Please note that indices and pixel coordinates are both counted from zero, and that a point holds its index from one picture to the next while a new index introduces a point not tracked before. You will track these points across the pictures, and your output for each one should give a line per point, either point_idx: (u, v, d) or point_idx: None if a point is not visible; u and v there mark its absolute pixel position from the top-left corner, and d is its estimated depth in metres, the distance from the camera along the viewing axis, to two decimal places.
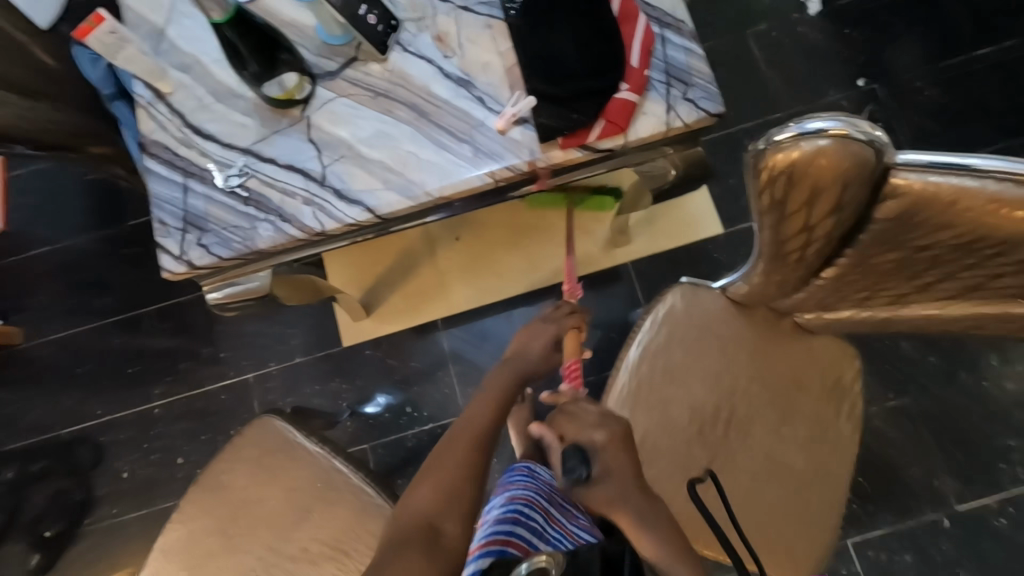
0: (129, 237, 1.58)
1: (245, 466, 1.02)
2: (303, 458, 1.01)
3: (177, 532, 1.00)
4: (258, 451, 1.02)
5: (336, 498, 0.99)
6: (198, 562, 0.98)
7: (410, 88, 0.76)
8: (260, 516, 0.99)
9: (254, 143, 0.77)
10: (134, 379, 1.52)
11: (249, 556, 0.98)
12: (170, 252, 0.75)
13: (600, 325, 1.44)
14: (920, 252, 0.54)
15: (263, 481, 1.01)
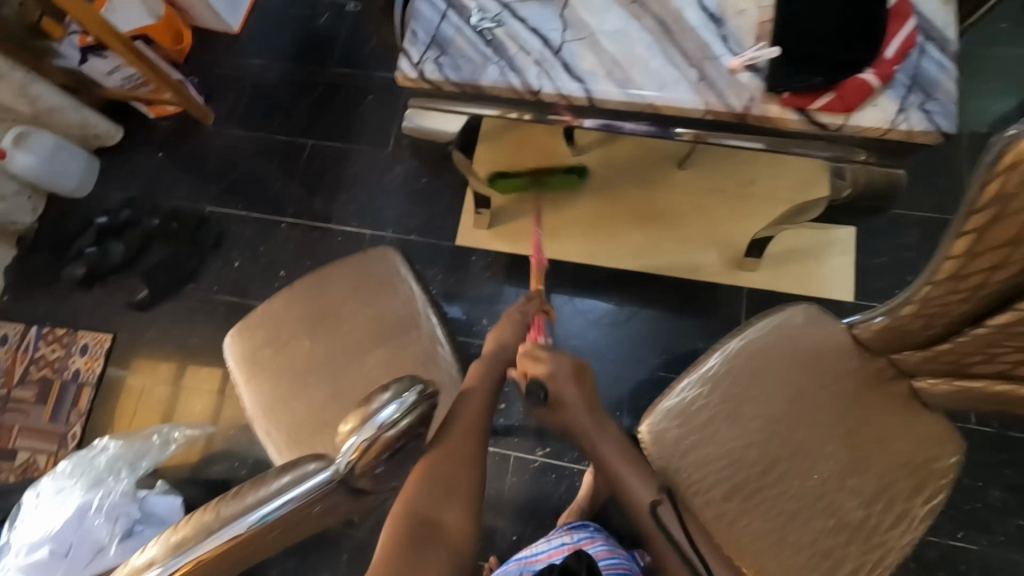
0: (326, 78, 1.77)
1: (354, 278, 1.09)
2: (402, 294, 1.08)
3: (275, 305, 1.09)
4: (368, 272, 1.10)
5: (412, 340, 1.06)
6: (282, 338, 1.07)
7: (665, 6, 0.83)
8: (348, 325, 1.07)
9: (514, 2, 0.86)
10: (276, 192, 1.70)
11: (324, 353, 1.06)
12: (409, 58, 0.86)
13: (677, 354, 1.43)
14: None
15: (359, 299, 1.08)
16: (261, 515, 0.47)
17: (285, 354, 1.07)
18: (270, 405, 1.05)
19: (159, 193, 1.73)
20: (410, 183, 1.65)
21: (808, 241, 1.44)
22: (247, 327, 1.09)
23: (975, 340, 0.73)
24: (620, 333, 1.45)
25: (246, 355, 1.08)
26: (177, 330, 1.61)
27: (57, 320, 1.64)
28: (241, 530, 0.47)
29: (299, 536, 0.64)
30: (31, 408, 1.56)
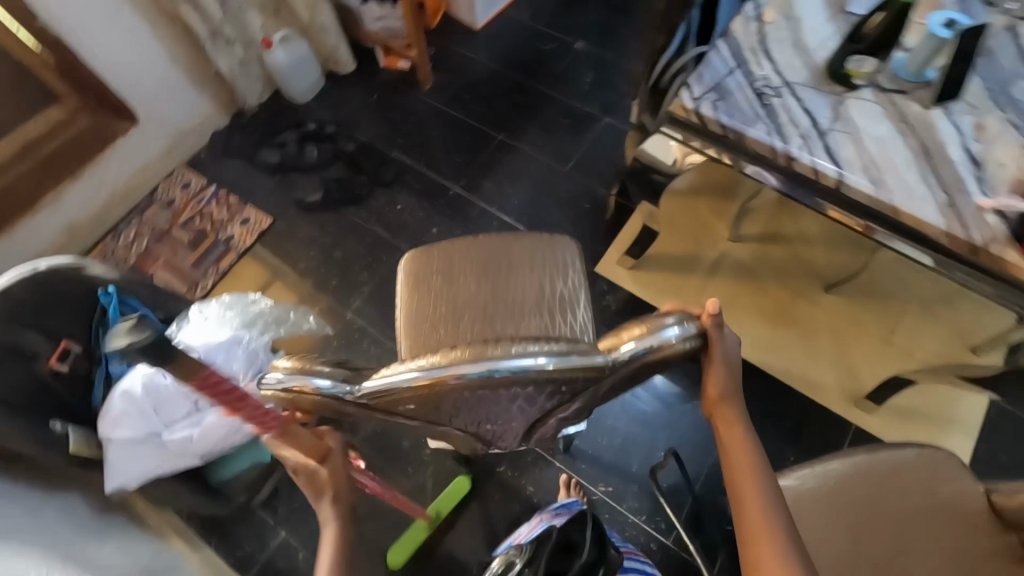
0: (535, 92, 1.98)
1: (535, 250, 1.19)
2: (566, 281, 1.16)
3: (457, 243, 1.21)
4: (547, 250, 1.19)
5: (563, 324, 1.11)
6: (454, 274, 1.18)
7: (930, 135, 0.92)
8: (515, 287, 1.16)
9: (796, 83, 0.98)
10: (456, 164, 1.87)
11: (487, 301, 1.15)
12: (690, 93, 0.99)
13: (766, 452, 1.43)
14: None
15: (530, 271, 1.18)
16: (515, 363, 0.51)
17: (451, 287, 1.17)
18: (419, 324, 1.14)
19: (361, 125, 1.94)
20: (573, 204, 1.78)
21: (933, 406, 1.45)
22: (424, 252, 1.21)
23: None
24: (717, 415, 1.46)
25: (417, 277, 1.18)
26: (326, 238, 1.76)
27: (232, 188, 1.83)
28: (509, 365, 0.51)
29: (486, 420, 0.68)
30: (181, 249, 1.73)
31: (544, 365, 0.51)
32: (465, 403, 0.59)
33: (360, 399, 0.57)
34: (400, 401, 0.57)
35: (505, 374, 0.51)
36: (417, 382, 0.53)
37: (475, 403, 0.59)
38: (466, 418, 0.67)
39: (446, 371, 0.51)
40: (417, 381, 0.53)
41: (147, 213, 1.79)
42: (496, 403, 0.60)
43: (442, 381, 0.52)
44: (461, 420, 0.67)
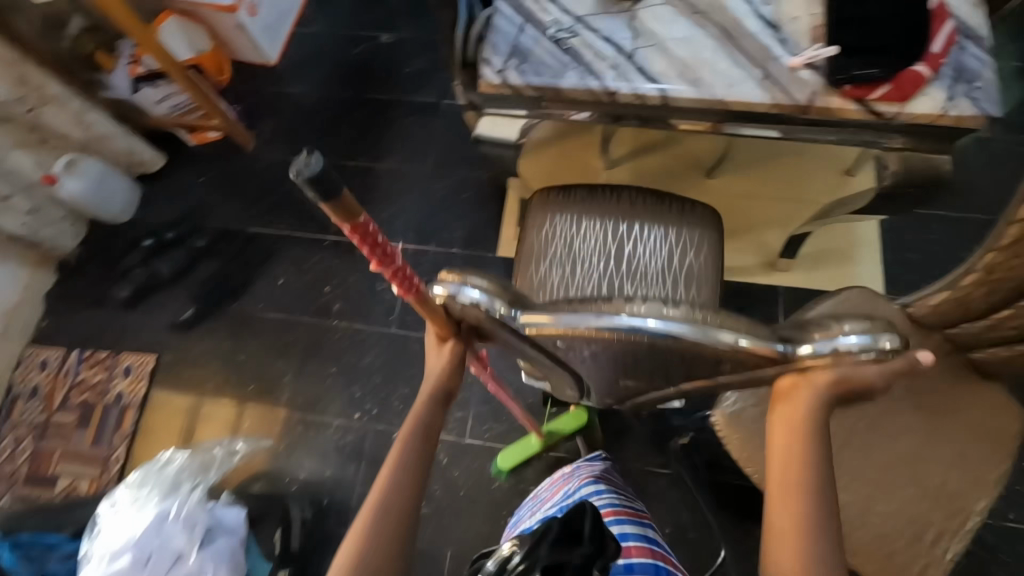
0: (364, 104, 1.85)
1: (653, 215, 1.14)
2: (679, 257, 1.11)
3: (579, 191, 1.17)
4: (667, 221, 1.13)
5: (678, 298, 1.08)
6: (580, 229, 1.14)
7: (725, 16, 0.91)
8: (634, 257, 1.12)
9: (586, 15, 0.94)
10: (319, 211, 1.74)
11: (611, 267, 1.12)
12: (492, 66, 0.93)
13: None
14: None
15: (650, 237, 1.13)
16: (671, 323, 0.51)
17: (583, 238, 1.14)
18: (562, 238, 1.14)
19: (201, 215, 1.75)
20: (452, 199, 1.71)
21: (836, 242, 1.56)
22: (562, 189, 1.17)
23: None
24: None
25: (537, 223, 1.16)
26: (222, 347, 1.61)
27: (98, 343, 1.63)
28: (671, 328, 0.51)
29: (616, 374, 0.69)
30: (73, 431, 1.54)
31: (733, 342, 0.52)
32: (613, 356, 0.60)
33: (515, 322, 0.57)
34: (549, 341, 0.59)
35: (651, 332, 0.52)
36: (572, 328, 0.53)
37: (630, 359, 0.60)
38: (600, 370, 0.67)
39: (627, 325, 0.52)
40: (592, 327, 0.53)
41: (13, 412, 1.57)
42: (633, 360, 0.60)
43: (600, 330, 0.53)
44: (593, 372, 0.69)
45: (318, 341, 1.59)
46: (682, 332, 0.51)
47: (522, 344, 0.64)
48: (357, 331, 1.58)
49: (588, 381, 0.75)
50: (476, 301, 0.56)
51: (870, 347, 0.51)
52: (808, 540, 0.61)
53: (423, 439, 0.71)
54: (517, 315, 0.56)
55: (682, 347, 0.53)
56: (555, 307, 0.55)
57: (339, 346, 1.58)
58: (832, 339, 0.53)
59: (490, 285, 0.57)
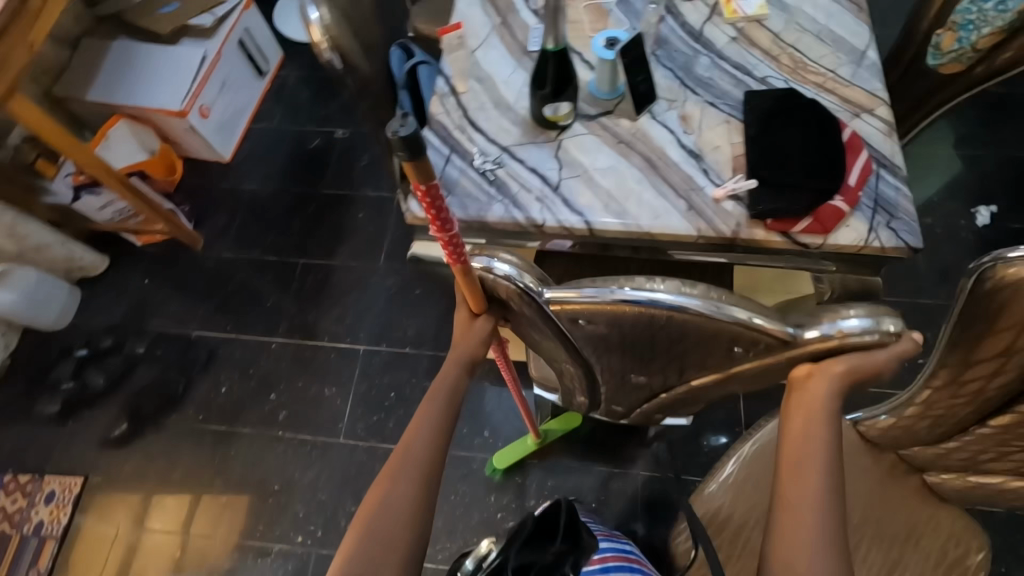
0: (317, 199, 1.83)
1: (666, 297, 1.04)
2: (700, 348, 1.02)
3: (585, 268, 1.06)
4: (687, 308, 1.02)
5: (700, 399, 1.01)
6: None
7: (648, 145, 0.92)
8: None
9: (512, 145, 0.94)
10: (268, 311, 1.68)
11: None
12: (418, 199, 0.92)
13: (684, 448, 1.41)
14: None
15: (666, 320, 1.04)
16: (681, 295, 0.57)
17: None
18: None
19: (142, 318, 1.68)
20: (404, 293, 1.67)
21: None
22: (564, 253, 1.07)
23: (979, 438, 0.77)
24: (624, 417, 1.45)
25: None
26: (156, 464, 1.50)
27: (21, 464, 1.51)
28: (684, 301, 0.58)
29: (630, 370, 0.74)
30: None
31: (746, 319, 0.57)
32: (625, 337, 0.64)
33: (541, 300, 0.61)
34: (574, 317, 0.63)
35: (665, 303, 0.57)
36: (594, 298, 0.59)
37: (637, 341, 0.65)
38: (622, 356, 0.70)
39: (646, 296, 0.58)
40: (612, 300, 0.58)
41: None
42: (657, 338, 0.63)
43: (620, 304, 0.59)
44: (599, 362, 0.74)
45: (261, 454, 1.49)
46: (696, 305, 0.57)
47: (544, 325, 0.68)
48: (303, 442, 1.50)
49: (599, 374, 0.78)
50: (508, 273, 0.61)
51: (872, 329, 0.58)
52: (817, 546, 0.56)
53: (443, 418, 0.69)
54: (544, 291, 0.61)
55: (695, 322, 0.58)
56: (578, 283, 0.60)
57: (282, 460, 1.48)
58: (835, 321, 0.59)
59: (517, 261, 0.63)
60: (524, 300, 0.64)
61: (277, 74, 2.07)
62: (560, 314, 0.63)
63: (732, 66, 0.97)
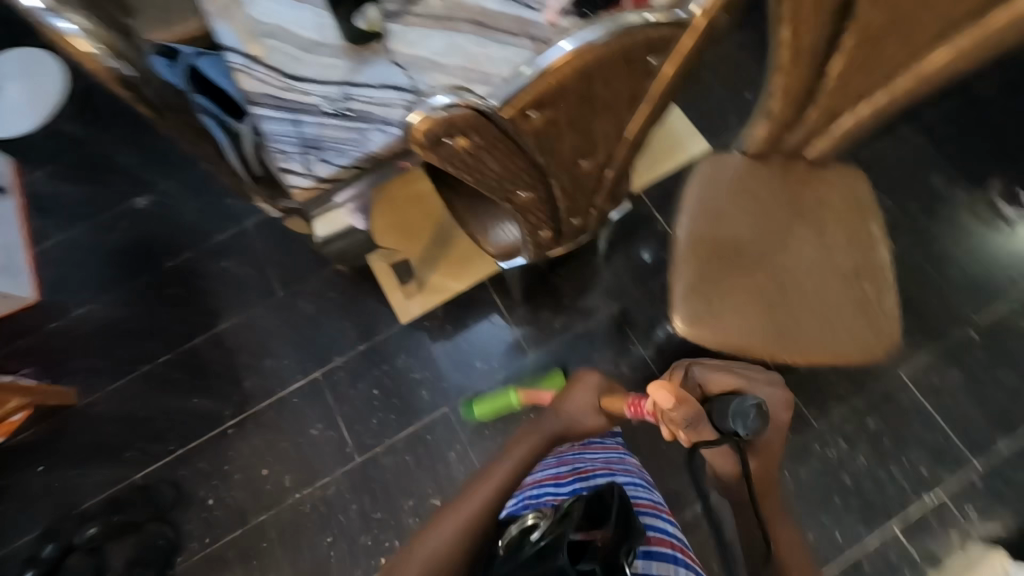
0: (166, 277, 1.61)
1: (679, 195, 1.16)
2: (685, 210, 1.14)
3: None
4: (692, 191, 1.14)
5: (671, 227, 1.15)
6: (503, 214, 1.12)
7: (466, 9, 0.92)
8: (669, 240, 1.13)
9: (348, 76, 0.89)
10: (199, 408, 1.51)
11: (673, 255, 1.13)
12: (297, 172, 0.89)
13: (632, 269, 1.54)
14: None
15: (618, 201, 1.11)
16: (589, 32, 0.59)
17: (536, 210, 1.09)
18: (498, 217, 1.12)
19: (72, 503, 1.44)
20: (321, 305, 1.57)
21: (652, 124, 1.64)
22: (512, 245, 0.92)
23: (829, 93, 0.93)
24: (573, 278, 1.55)
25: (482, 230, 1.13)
26: None
27: None
28: (588, 37, 0.59)
29: (577, 157, 0.79)
30: None
31: (645, 21, 0.60)
32: (567, 110, 0.66)
33: (488, 110, 0.61)
34: (521, 115, 0.63)
35: (577, 48, 0.59)
36: (523, 87, 0.60)
37: (577, 112, 0.68)
38: (569, 140, 0.73)
39: (565, 47, 0.59)
40: (544, 71, 0.59)
41: None
42: (589, 99, 0.67)
43: (548, 75, 0.60)
44: (553, 163, 0.77)
45: (294, 526, 1.41)
46: (603, 34, 0.59)
47: (503, 152, 0.68)
48: (326, 487, 1.43)
49: (557, 179, 0.82)
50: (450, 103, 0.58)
51: None
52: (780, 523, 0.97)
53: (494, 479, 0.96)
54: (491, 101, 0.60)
55: (611, 48, 0.60)
56: (508, 79, 0.61)
57: (319, 516, 1.42)
58: None
59: (450, 90, 0.60)
60: (476, 130, 0.62)
61: (21, 181, 1.70)
62: (510, 120, 0.63)
63: None
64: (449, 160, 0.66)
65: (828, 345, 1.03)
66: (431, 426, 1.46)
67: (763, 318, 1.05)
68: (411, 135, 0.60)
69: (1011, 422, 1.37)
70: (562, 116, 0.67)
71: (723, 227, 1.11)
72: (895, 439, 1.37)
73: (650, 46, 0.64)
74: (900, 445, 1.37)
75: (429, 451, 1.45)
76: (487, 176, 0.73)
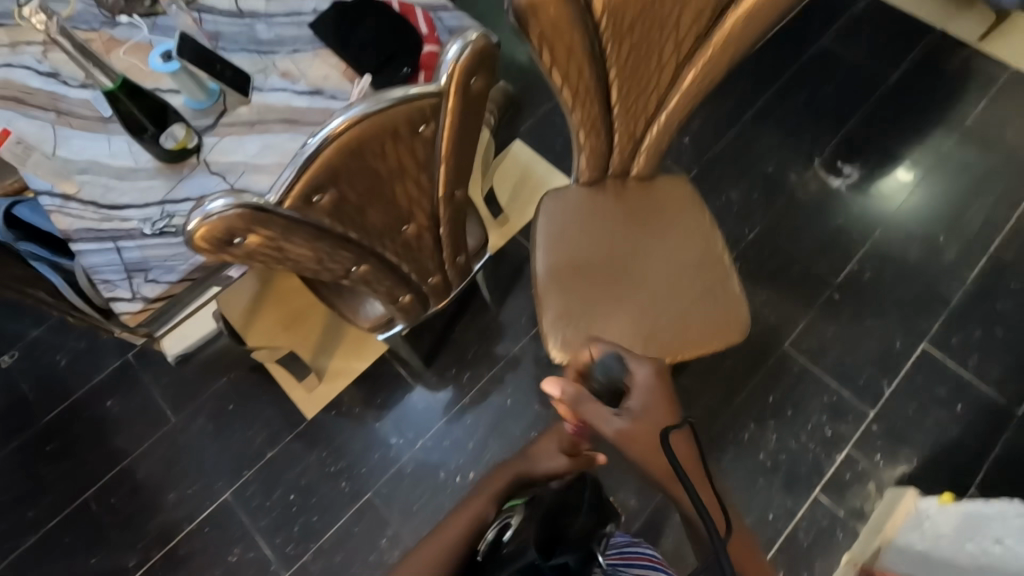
0: (43, 432, 1.49)
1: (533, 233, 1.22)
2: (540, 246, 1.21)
3: None
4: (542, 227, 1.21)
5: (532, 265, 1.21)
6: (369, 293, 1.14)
7: (275, 111, 0.97)
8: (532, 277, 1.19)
9: (167, 194, 0.91)
10: (101, 566, 1.38)
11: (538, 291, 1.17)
12: (123, 297, 0.85)
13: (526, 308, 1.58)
14: (636, 30, 0.91)
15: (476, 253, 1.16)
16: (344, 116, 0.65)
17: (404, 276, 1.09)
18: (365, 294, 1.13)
19: None
20: (220, 420, 1.49)
21: (515, 171, 1.73)
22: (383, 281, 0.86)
23: (621, 119, 1.04)
24: (471, 331, 1.57)
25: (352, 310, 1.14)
26: None
27: None
28: (346, 118, 0.65)
29: (395, 225, 0.83)
30: None
31: (398, 96, 0.66)
32: (355, 186, 0.71)
33: (270, 205, 0.64)
34: (306, 200, 0.67)
35: (336, 132, 0.65)
36: (296, 174, 0.64)
37: (366, 185, 0.72)
38: (376, 212, 0.78)
39: (329, 132, 0.64)
40: (310, 157, 0.64)
41: None
42: (374, 173, 0.72)
43: (317, 158, 0.65)
44: (371, 236, 0.80)
45: None
46: (358, 115, 0.65)
47: (306, 237, 0.71)
48: None
49: (385, 248, 0.86)
50: (225, 204, 0.61)
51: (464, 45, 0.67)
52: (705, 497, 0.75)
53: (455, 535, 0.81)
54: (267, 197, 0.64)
55: (371, 124, 0.66)
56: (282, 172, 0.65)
57: None
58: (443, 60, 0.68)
59: (226, 193, 0.63)
60: (264, 223, 0.65)
61: None
62: (296, 207, 0.67)
63: (285, 16, 1.06)
64: (249, 256, 0.68)
65: (690, 340, 1.10)
66: (357, 518, 1.40)
67: (627, 329, 1.11)
68: (191, 240, 0.62)
69: (890, 366, 1.48)
70: (353, 192, 0.71)
71: (576, 255, 1.18)
72: (796, 407, 1.45)
73: (414, 119, 0.70)
74: (802, 413, 1.44)
75: (359, 544, 1.38)
76: (301, 261, 0.75)
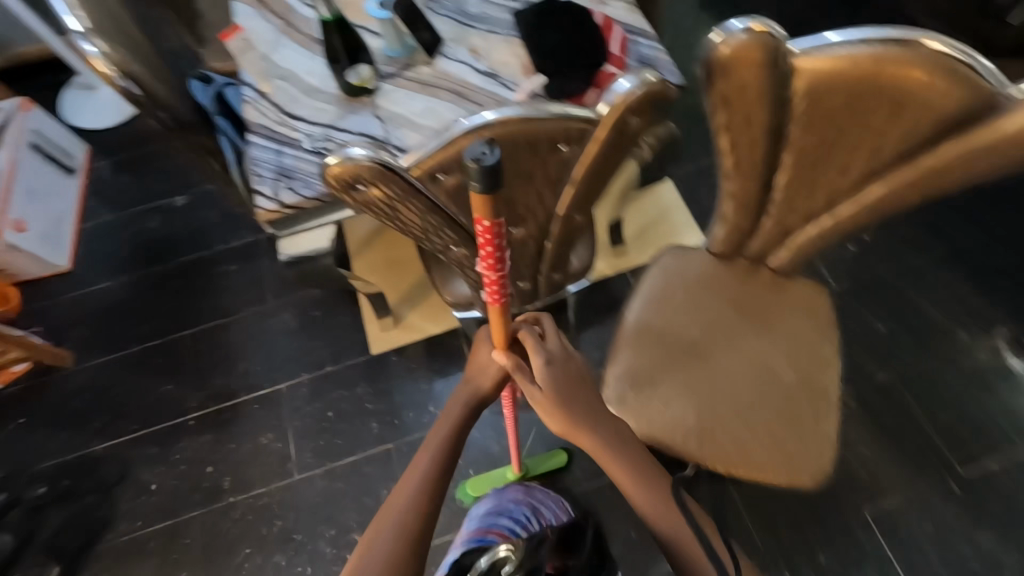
0: (177, 270, 1.76)
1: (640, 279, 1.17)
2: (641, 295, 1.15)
3: None
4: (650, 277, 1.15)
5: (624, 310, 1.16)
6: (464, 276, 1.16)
7: (450, 80, 1.03)
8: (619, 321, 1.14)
9: (334, 120, 1.01)
10: (170, 394, 1.60)
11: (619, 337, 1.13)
12: (265, 194, 0.96)
13: (603, 345, 1.53)
14: (832, 123, 0.82)
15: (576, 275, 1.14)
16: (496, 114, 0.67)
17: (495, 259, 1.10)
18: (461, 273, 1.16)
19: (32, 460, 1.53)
20: (303, 321, 1.65)
21: (652, 210, 1.67)
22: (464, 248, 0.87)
23: (778, 206, 0.95)
24: None
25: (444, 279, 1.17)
26: None
27: None
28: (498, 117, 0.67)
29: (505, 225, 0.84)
30: None
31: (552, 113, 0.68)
32: None
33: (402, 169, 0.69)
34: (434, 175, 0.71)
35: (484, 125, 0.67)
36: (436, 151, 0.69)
37: None
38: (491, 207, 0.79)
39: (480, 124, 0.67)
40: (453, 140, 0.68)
41: None
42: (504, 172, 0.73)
43: (458, 142, 0.68)
44: None
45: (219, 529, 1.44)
46: (510, 117, 0.67)
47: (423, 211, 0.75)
48: (259, 497, 1.46)
49: None
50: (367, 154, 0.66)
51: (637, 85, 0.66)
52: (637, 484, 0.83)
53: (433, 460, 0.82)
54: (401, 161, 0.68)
55: (518, 128, 0.68)
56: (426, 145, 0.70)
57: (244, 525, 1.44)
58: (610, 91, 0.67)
59: (371, 146, 0.68)
60: (392, 183, 0.69)
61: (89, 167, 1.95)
62: (421, 178, 0.71)
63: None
64: (367, 204, 0.74)
65: (752, 459, 0.99)
66: (371, 460, 1.48)
67: (690, 416, 1.03)
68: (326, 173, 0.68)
69: None
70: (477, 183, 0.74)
71: (672, 319, 1.11)
72: None
73: (560, 138, 0.70)
74: None
75: (362, 483, 1.46)
76: (408, 224, 0.79)
